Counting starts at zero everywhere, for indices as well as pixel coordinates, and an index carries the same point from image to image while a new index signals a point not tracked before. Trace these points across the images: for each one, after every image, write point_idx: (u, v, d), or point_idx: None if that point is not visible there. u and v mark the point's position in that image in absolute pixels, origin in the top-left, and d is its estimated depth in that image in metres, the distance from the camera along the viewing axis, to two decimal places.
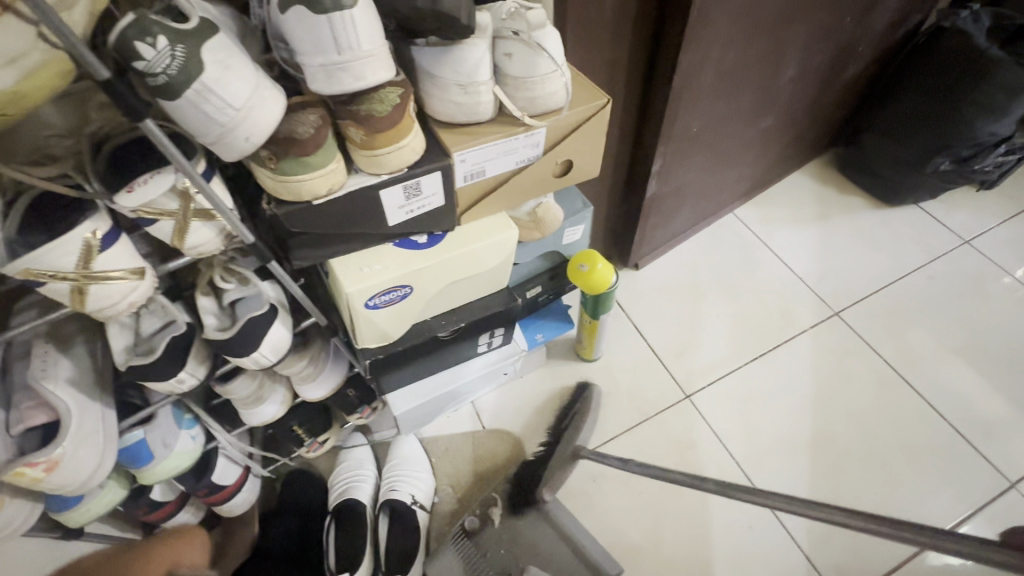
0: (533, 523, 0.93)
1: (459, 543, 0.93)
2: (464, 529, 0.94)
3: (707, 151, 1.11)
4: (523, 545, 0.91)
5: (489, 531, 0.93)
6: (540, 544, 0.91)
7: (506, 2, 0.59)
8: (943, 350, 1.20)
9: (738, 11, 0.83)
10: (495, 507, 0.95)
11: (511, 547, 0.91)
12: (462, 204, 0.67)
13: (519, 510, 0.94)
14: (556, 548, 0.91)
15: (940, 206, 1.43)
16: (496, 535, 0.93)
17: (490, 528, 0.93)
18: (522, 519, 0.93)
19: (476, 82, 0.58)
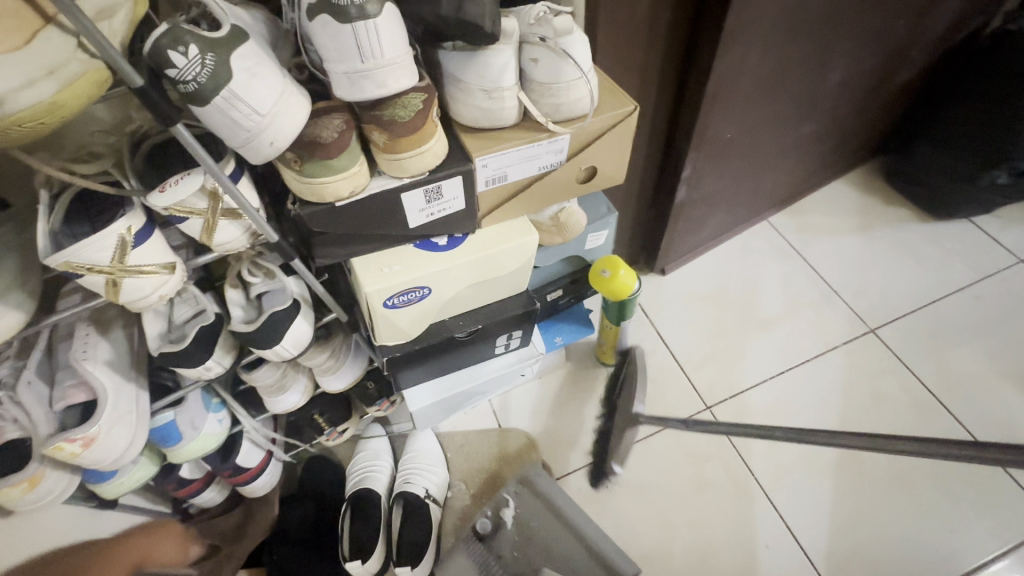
0: (542, 524, 0.99)
1: (473, 546, 0.99)
2: (477, 532, 1.00)
3: (742, 157, 1.07)
4: (537, 546, 0.97)
5: (501, 534, 1.00)
6: (551, 545, 0.97)
7: (535, 6, 0.59)
8: (989, 376, 1.13)
9: (780, 15, 0.80)
10: (506, 510, 1.02)
11: (528, 551, 0.97)
12: (484, 208, 0.67)
13: (528, 510, 1.01)
14: (569, 549, 0.96)
15: (995, 221, 1.34)
16: (509, 538, 0.99)
17: (503, 532, 1.00)
18: (532, 520, 1.00)
19: (500, 88, 0.58)
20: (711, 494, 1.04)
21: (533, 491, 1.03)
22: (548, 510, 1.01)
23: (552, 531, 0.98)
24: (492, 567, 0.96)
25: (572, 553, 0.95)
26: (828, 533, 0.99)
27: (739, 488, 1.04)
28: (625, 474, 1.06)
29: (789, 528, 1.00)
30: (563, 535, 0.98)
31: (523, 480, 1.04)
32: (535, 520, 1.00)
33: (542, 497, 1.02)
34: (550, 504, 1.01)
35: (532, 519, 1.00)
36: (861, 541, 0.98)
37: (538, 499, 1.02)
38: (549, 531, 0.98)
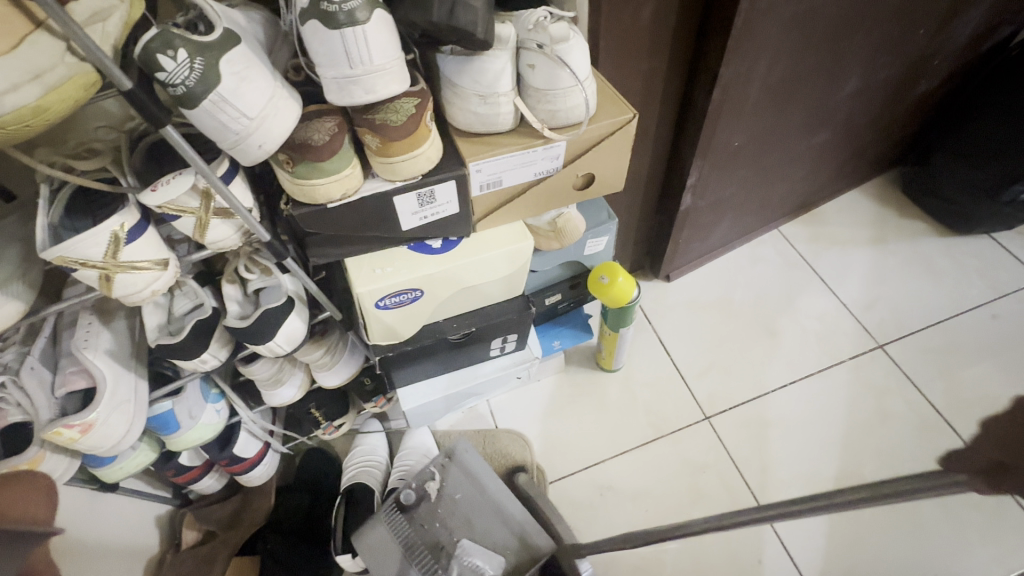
0: (467, 500, 0.93)
1: (391, 518, 0.90)
2: (399, 504, 0.91)
3: (750, 166, 1.05)
4: (458, 519, 0.91)
5: (425, 507, 0.92)
6: (474, 519, 0.91)
7: (533, 11, 0.58)
8: (1002, 398, 1.10)
9: (791, 23, 0.78)
10: (431, 482, 0.94)
11: (448, 522, 0.90)
12: (478, 212, 0.67)
13: (454, 484, 0.94)
14: (490, 525, 0.90)
15: (1016, 238, 1.30)
16: (431, 510, 0.91)
17: (427, 504, 0.92)
18: (457, 493, 0.93)
19: (496, 93, 0.58)
20: (705, 506, 1.03)
21: (461, 466, 0.96)
22: (476, 487, 0.94)
23: (477, 505, 0.92)
24: (412, 541, 0.88)
25: (492, 529, 0.90)
26: (823, 550, 0.97)
27: (734, 501, 1.02)
28: (618, 481, 1.05)
29: (782, 544, 0.98)
30: (485, 510, 0.92)
31: (453, 455, 0.98)
32: (461, 494, 0.93)
33: (469, 472, 0.96)
34: (476, 480, 0.95)
35: (456, 492, 0.93)
36: (857, 561, 0.96)
37: (465, 474, 0.95)
38: (471, 505, 0.92)
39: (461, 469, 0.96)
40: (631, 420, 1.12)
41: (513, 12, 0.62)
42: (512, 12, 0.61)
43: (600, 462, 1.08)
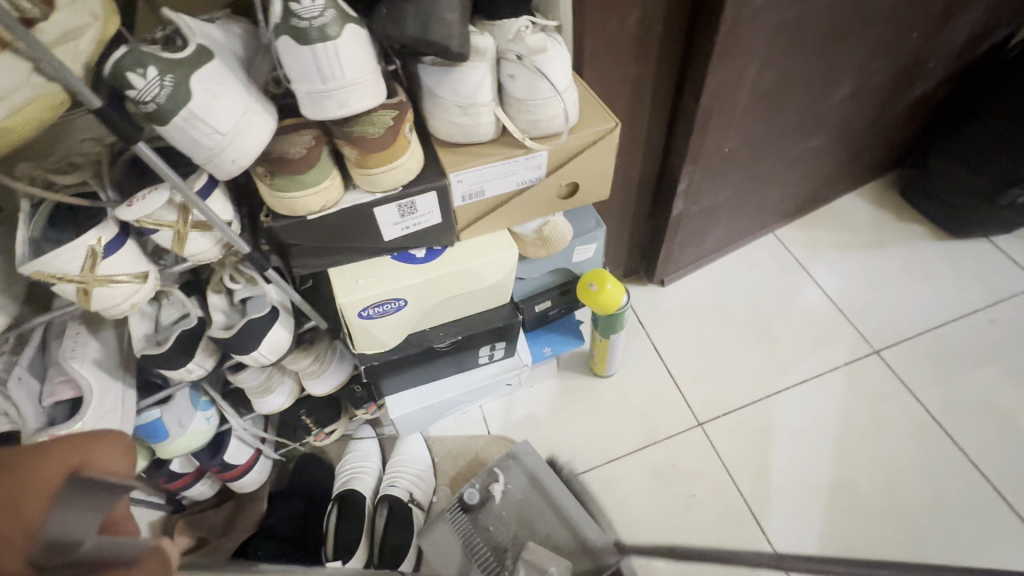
0: (532, 501, 0.94)
1: (455, 517, 0.92)
2: (463, 503, 0.93)
3: (743, 170, 1.05)
4: (524, 522, 0.91)
5: (488, 508, 0.93)
6: (539, 524, 0.91)
7: (513, 22, 0.58)
8: (1000, 403, 1.09)
9: (779, 28, 0.77)
10: (495, 484, 0.96)
11: (513, 525, 0.91)
12: (462, 222, 0.67)
13: (516, 486, 0.96)
14: (556, 529, 0.90)
15: (1015, 241, 1.29)
16: (495, 512, 0.93)
17: (490, 505, 0.93)
18: (521, 495, 0.95)
19: (476, 104, 0.58)
20: (698, 513, 1.02)
21: (524, 469, 0.99)
22: (537, 490, 0.96)
23: (539, 508, 0.93)
24: (476, 543, 0.89)
25: (557, 532, 0.90)
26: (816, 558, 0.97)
27: (727, 508, 1.02)
28: (611, 488, 1.05)
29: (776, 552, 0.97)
30: (550, 515, 0.92)
31: (514, 456, 1.00)
32: (525, 495, 0.95)
33: (532, 476, 0.98)
34: (539, 482, 0.97)
35: (519, 494, 0.95)
36: None
37: (525, 476, 0.98)
38: (537, 509, 0.93)
39: (523, 472, 0.98)
40: (625, 426, 1.11)
41: (495, 22, 0.62)
42: (494, 22, 0.61)
43: (593, 468, 1.07)
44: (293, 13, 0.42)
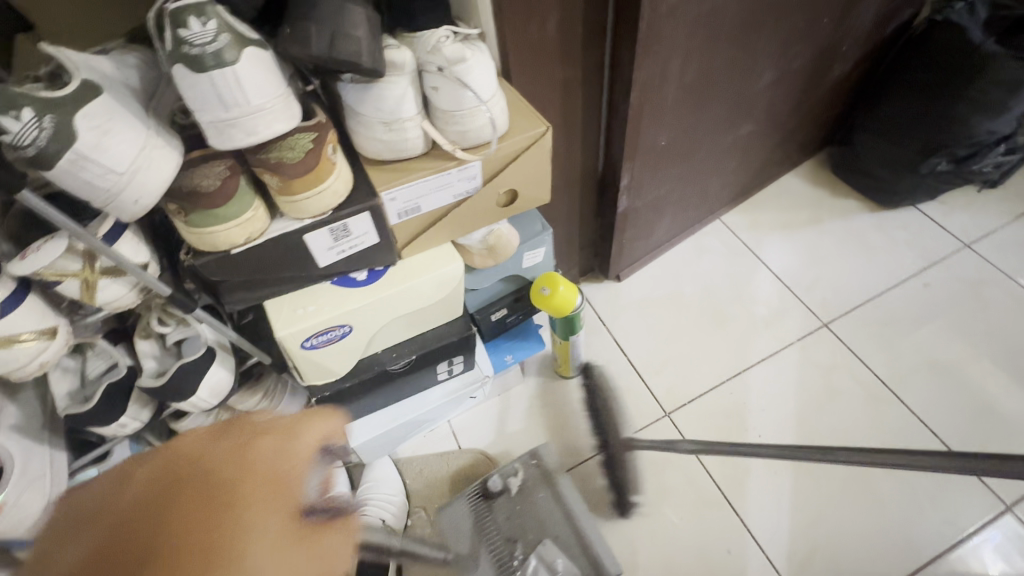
0: (546, 502, 0.94)
1: (473, 501, 0.94)
2: (484, 490, 0.95)
3: (682, 162, 1.07)
4: (532, 522, 0.92)
5: (505, 499, 0.95)
6: (547, 524, 0.92)
7: (431, 33, 0.57)
8: (937, 363, 1.14)
9: (697, 22, 0.78)
10: (513, 478, 0.97)
11: (523, 521, 0.92)
12: (401, 240, 0.66)
13: (534, 485, 0.96)
14: (561, 531, 0.91)
15: (939, 206, 1.35)
16: (509, 505, 0.94)
17: (508, 498, 0.95)
18: (537, 494, 0.95)
19: (400, 119, 0.57)
20: (671, 502, 1.03)
21: (545, 470, 0.98)
22: (552, 491, 0.95)
23: (551, 513, 0.93)
24: (487, 529, 0.92)
25: (562, 536, 0.90)
26: (787, 534, 0.99)
27: (699, 494, 1.03)
28: (584, 488, 1.04)
29: (748, 529, 1.00)
30: (559, 519, 0.92)
31: (537, 455, 1.00)
32: (541, 496, 0.95)
33: (550, 477, 0.97)
34: (555, 486, 0.95)
35: (536, 493, 0.95)
36: (821, 539, 0.98)
37: (546, 479, 0.96)
38: (548, 511, 0.93)
39: (543, 476, 0.97)
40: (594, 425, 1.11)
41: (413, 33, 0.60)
42: (412, 35, 0.60)
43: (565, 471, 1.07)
44: (183, 39, 0.40)
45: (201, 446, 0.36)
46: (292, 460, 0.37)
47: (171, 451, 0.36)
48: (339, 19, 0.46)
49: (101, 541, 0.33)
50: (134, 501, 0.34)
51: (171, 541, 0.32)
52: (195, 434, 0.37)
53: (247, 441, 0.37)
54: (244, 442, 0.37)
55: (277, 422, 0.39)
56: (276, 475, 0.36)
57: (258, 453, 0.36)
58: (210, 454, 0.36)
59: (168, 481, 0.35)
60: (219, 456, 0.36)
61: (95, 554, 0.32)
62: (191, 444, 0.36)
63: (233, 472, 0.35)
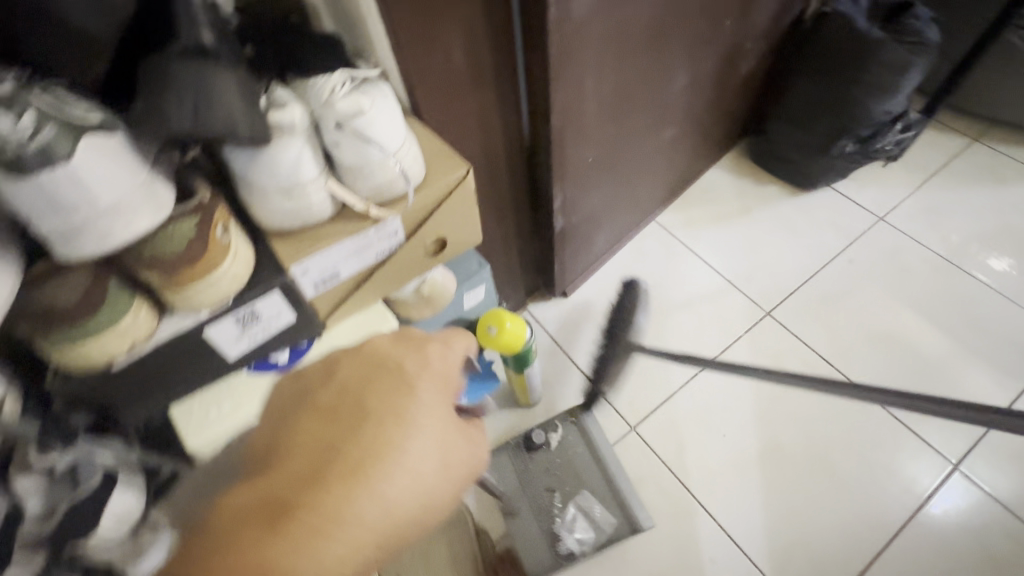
0: (583, 457, 1.07)
1: (518, 453, 1.08)
2: (529, 443, 1.08)
3: (610, 174, 1.05)
4: (569, 471, 1.06)
5: (547, 453, 1.08)
6: (582, 475, 1.06)
7: (325, 81, 0.50)
8: (873, 335, 1.20)
9: (606, 39, 0.76)
10: (553, 434, 1.09)
11: (562, 472, 1.06)
12: (324, 312, 0.59)
13: (573, 442, 1.09)
14: (593, 479, 1.05)
15: (852, 183, 1.42)
16: (549, 458, 1.07)
17: (550, 452, 1.08)
18: (576, 449, 1.08)
19: (300, 184, 0.50)
20: (650, 519, 1.02)
21: (581, 428, 1.10)
22: (588, 446, 1.08)
23: (587, 465, 1.06)
24: (530, 478, 1.06)
25: (594, 483, 1.05)
26: (764, 530, 1.00)
27: (676, 506, 1.03)
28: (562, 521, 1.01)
29: (728, 534, 1.00)
30: (592, 470, 1.06)
31: (575, 417, 1.11)
32: (578, 450, 1.08)
33: (586, 434, 1.09)
34: (592, 443, 1.08)
35: (573, 449, 1.08)
36: (795, 529, 1.00)
37: (584, 438, 1.09)
38: (583, 464, 1.07)
39: (580, 433, 1.10)
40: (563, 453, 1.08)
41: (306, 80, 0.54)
42: (306, 82, 0.53)
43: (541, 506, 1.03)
44: None
45: (387, 349, 0.47)
46: (451, 365, 0.48)
47: (360, 354, 0.47)
48: (205, 91, 0.39)
49: (323, 410, 0.44)
50: (342, 385, 0.45)
51: (376, 413, 0.43)
52: (373, 344, 0.48)
53: (415, 349, 0.47)
54: (413, 349, 0.47)
55: (430, 337, 0.49)
56: (441, 374, 0.47)
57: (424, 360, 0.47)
58: (390, 357, 0.46)
59: (367, 375, 0.45)
60: (399, 358, 0.46)
61: (323, 418, 0.44)
62: (379, 348, 0.47)
63: (411, 372, 0.45)
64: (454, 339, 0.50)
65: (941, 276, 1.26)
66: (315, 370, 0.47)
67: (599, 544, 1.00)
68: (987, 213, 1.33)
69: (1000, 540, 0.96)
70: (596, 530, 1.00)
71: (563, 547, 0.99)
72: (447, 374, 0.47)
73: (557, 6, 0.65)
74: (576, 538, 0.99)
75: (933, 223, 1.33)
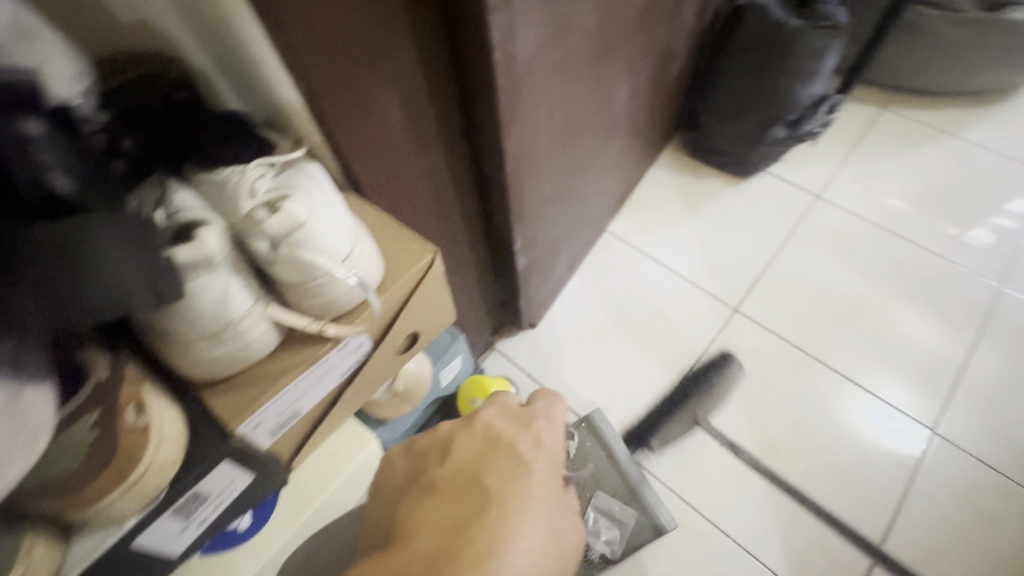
0: (603, 462, 1.03)
1: None
2: None
3: (565, 201, 0.99)
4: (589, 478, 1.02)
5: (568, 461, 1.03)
6: (602, 478, 1.02)
7: (246, 181, 0.44)
8: (835, 315, 1.22)
9: (552, 71, 0.69)
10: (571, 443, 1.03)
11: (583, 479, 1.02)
12: (288, 455, 0.48)
13: (592, 447, 1.04)
14: (613, 482, 1.02)
15: (785, 164, 1.45)
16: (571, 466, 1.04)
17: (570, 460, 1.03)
18: (594, 453, 1.04)
19: (231, 323, 0.39)
20: (668, 550, 1.00)
21: (596, 430, 1.05)
22: (605, 449, 1.04)
23: (606, 469, 1.02)
24: None
25: (614, 486, 1.01)
26: (778, 536, 1.00)
27: (690, 532, 1.01)
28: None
29: (745, 549, 1.00)
30: (612, 473, 1.02)
31: (589, 420, 1.06)
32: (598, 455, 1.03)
33: (603, 437, 1.04)
34: (609, 446, 1.04)
35: (592, 456, 1.04)
36: (806, 528, 1.01)
37: (602, 442, 1.04)
38: (603, 469, 1.02)
39: (596, 434, 1.05)
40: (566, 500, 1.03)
41: (220, 178, 0.46)
42: (223, 179, 0.45)
43: None
44: None
45: (498, 427, 0.53)
46: (559, 440, 0.54)
47: (474, 430, 0.53)
48: (66, 251, 0.29)
49: (444, 485, 0.49)
50: (460, 462, 0.51)
51: (498, 487, 0.48)
52: (484, 419, 0.54)
53: (525, 424, 0.54)
54: (522, 425, 0.54)
55: (535, 408, 0.56)
56: (550, 449, 0.52)
57: (535, 434, 0.53)
58: (503, 433, 0.53)
59: (481, 451, 0.51)
60: (511, 434, 0.53)
61: (445, 493, 0.48)
62: (489, 426, 0.53)
63: (525, 447, 0.51)
64: (555, 404, 0.56)
65: (883, 244, 1.31)
66: (426, 447, 0.53)
67: (626, 542, 0.98)
68: (908, 177, 1.40)
69: (987, 496, 1.03)
70: (620, 527, 0.99)
71: (594, 554, 0.98)
72: (554, 447, 0.53)
73: (502, 48, 0.57)
74: (604, 541, 0.98)
75: (864, 193, 1.39)
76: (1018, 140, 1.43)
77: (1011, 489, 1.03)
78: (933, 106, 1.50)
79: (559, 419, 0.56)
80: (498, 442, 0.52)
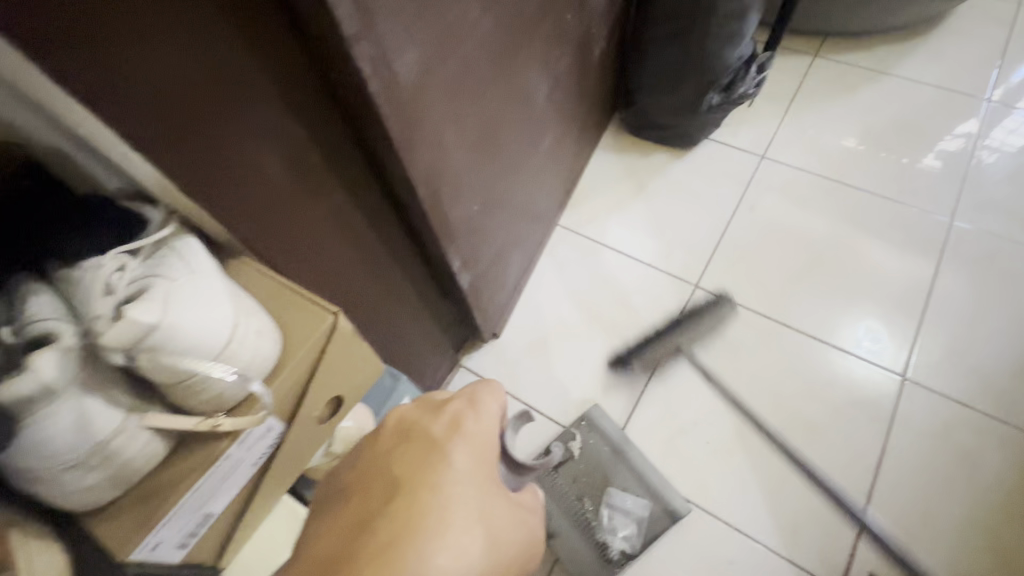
0: (609, 455, 1.05)
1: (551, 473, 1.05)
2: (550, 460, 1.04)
3: (502, 208, 0.95)
4: (596, 474, 1.04)
5: (573, 463, 1.05)
6: (608, 473, 1.04)
7: (99, 276, 0.39)
8: (795, 275, 1.21)
9: (450, 85, 0.65)
10: (574, 442, 1.06)
11: (589, 476, 1.04)
12: (215, 556, 0.45)
13: (596, 444, 1.06)
14: (621, 476, 1.04)
15: (726, 128, 1.43)
16: (575, 467, 1.05)
17: (575, 461, 1.05)
18: (597, 450, 1.06)
19: (99, 449, 0.35)
20: (663, 543, 0.99)
21: (597, 428, 1.07)
22: (608, 443, 1.06)
23: (612, 465, 1.05)
24: (565, 490, 1.04)
25: (624, 480, 1.03)
26: (767, 510, 1.00)
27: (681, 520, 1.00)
28: None
29: (737, 529, 0.99)
30: (619, 467, 1.04)
31: (590, 418, 1.08)
32: (603, 451, 1.06)
33: (603, 433, 1.07)
34: (612, 441, 1.06)
35: (596, 452, 1.06)
36: (794, 496, 1.01)
37: (605, 440, 1.06)
38: (607, 463, 1.05)
39: (597, 432, 1.07)
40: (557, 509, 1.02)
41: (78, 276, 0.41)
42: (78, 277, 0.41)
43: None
44: None
45: (412, 416, 0.44)
46: (489, 424, 0.45)
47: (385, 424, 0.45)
48: None
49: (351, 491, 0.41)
50: (370, 458, 0.42)
51: (408, 485, 0.40)
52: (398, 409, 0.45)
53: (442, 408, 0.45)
54: (437, 409, 0.45)
55: (456, 389, 0.46)
56: (476, 435, 0.44)
57: (454, 417, 0.44)
58: (417, 421, 0.44)
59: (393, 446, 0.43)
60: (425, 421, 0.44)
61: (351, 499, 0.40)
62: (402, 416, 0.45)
63: (441, 433, 0.43)
64: (482, 388, 0.46)
65: (833, 196, 1.30)
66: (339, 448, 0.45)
67: (643, 534, 0.99)
68: (848, 123, 1.39)
69: (965, 434, 1.03)
70: (636, 521, 1.00)
71: (612, 552, 0.98)
72: (481, 430, 0.44)
73: (378, 76, 0.52)
74: (622, 537, 0.99)
75: (807, 146, 1.37)
76: (949, 69, 1.43)
77: (987, 423, 1.03)
78: (863, 48, 1.49)
79: (491, 397, 0.47)
80: (412, 432, 0.43)
